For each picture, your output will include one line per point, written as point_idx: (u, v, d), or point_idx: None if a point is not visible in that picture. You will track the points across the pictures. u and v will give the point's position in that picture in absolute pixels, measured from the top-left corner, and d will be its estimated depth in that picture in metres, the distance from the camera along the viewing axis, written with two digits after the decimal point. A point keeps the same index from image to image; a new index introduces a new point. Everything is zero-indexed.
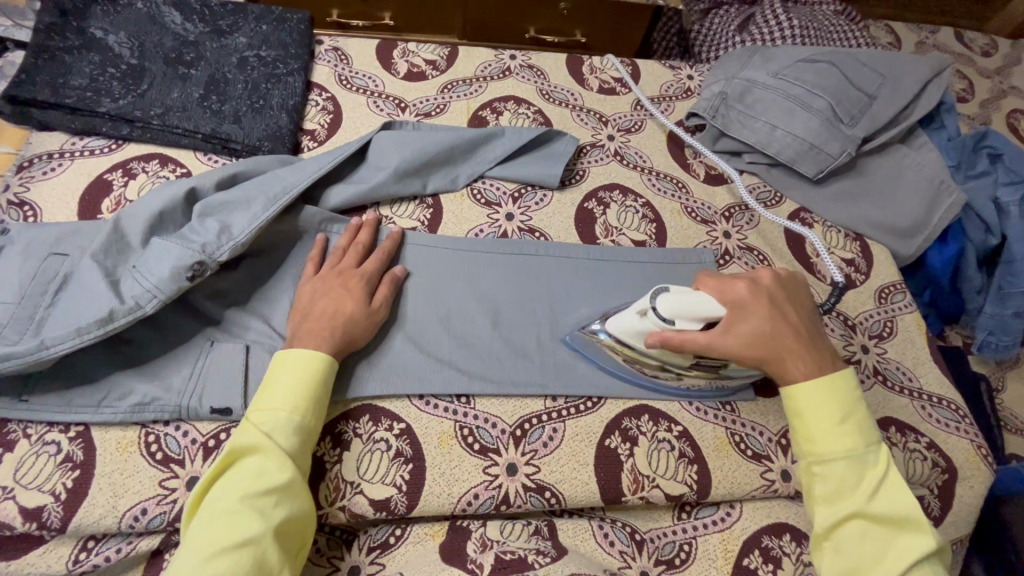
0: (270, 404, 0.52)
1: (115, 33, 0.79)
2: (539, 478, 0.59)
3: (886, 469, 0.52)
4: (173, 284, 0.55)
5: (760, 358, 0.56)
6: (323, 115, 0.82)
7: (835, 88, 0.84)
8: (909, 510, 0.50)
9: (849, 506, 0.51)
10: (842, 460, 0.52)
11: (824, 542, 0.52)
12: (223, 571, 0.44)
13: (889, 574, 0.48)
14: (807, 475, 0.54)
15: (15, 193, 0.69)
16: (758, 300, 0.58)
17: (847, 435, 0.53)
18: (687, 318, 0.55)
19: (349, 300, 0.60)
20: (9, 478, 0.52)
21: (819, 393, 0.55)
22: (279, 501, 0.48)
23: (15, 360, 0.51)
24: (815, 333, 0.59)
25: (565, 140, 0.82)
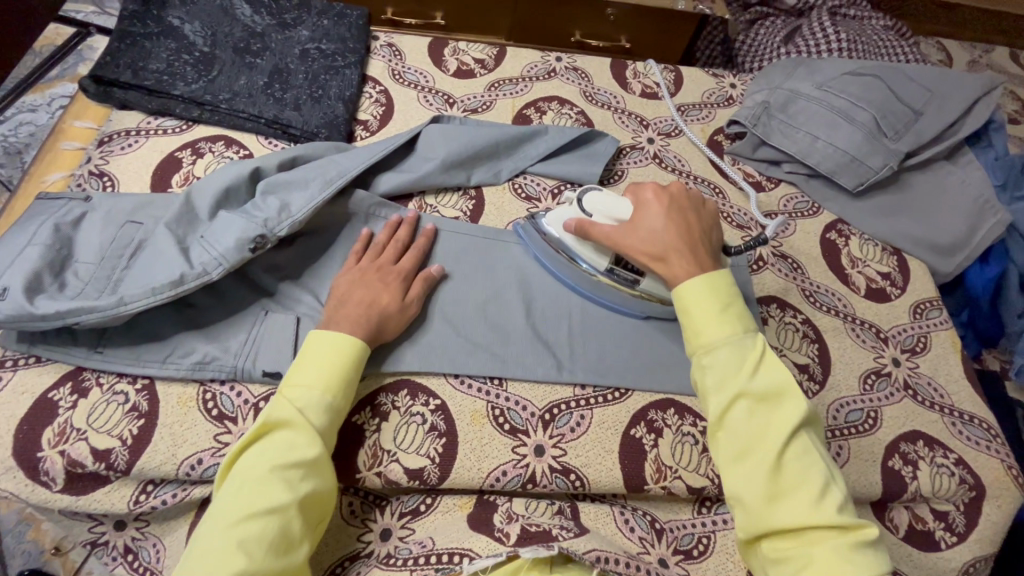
0: (302, 382, 0.55)
1: (190, 22, 0.85)
2: (565, 461, 0.61)
3: (764, 350, 0.53)
4: (238, 253, 0.60)
5: (650, 254, 0.60)
6: (376, 107, 0.86)
7: (880, 102, 0.84)
8: (786, 383, 0.51)
9: (732, 388, 0.51)
10: (724, 346, 0.53)
11: (718, 433, 0.52)
12: (248, 536, 0.46)
13: (774, 447, 0.49)
14: (697, 370, 0.54)
15: (96, 164, 0.75)
16: (660, 202, 0.63)
17: (727, 321, 0.54)
18: (603, 215, 0.65)
19: (385, 293, 0.63)
20: (83, 421, 0.57)
21: (701, 284, 0.56)
22: (306, 475, 0.51)
23: (96, 314, 0.55)
24: (711, 245, 0.61)
25: (606, 141, 0.84)
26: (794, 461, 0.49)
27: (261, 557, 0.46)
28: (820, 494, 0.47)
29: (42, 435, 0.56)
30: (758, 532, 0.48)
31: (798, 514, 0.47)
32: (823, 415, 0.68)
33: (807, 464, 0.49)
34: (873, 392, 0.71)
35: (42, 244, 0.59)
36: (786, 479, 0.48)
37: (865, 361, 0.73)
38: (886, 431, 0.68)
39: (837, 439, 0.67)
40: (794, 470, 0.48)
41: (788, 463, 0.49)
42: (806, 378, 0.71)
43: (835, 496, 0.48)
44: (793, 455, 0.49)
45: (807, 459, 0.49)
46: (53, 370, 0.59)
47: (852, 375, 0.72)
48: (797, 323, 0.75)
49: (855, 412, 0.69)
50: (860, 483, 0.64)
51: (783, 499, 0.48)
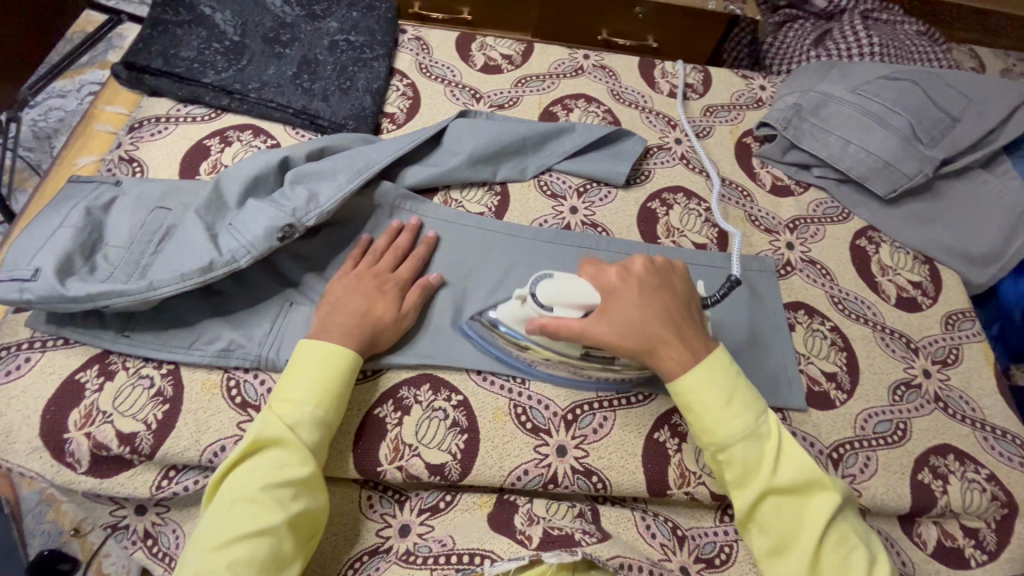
0: (292, 398, 0.54)
1: (221, 11, 0.85)
2: (587, 462, 0.61)
3: (778, 435, 0.54)
4: (266, 242, 0.59)
5: (634, 347, 0.55)
6: (403, 100, 0.86)
7: (915, 107, 0.83)
8: (808, 469, 0.53)
9: (757, 486, 0.52)
10: (740, 441, 0.53)
11: (750, 526, 0.54)
12: (239, 557, 0.46)
13: (810, 540, 0.50)
14: (716, 464, 0.55)
15: (126, 150, 0.75)
16: (628, 283, 0.58)
17: (738, 414, 0.54)
18: (565, 306, 0.56)
19: (380, 302, 0.62)
20: (109, 404, 0.57)
21: (702, 377, 0.55)
22: (297, 493, 0.51)
23: (126, 297, 0.56)
24: (694, 322, 0.58)
25: (633, 140, 0.83)
26: (831, 550, 0.51)
27: None
28: None
29: (68, 417, 0.56)
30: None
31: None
32: (850, 425, 0.67)
33: (848, 549, 0.51)
34: (903, 404, 0.69)
35: (74, 227, 0.59)
36: (828, 572, 0.50)
37: (895, 372, 0.72)
38: (916, 444, 0.67)
39: (865, 450, 0.65)
40: (835, 558, 0.50)
41: (826, 553, 0.50)
42: (833, 387, 0.69)
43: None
44: (830, 544, 0.51)
45: (844, 546, 0.51)
46: (80, 353, 0.59)
47: (882, 386, 0.70)
48: (825, 330, 0.73)
49: (883, 423, 0.68)
50: (888, 496, 0.63)
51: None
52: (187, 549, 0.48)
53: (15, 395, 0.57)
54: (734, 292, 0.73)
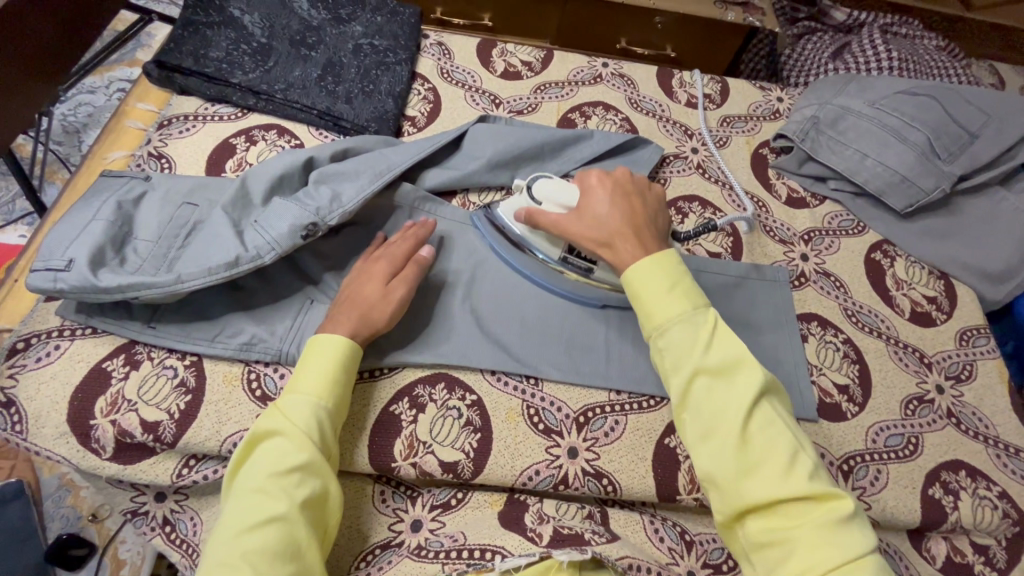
0: (290, 391, 0.55)
1: (250, 13, 0.87)
2: (598, 465, 0.61)
3: (716, 325, 0.52)
4: (290, 240, 0.61)
5: (596, 237, 0.59)
6: (424, 104, 0.87)
7: (934, 122, 0.83)
8: (740, 353, 0.50)
9: (688, 363, 0.49)
10: (676, 323, 0.51)
11: (683, 413, 0.50)
12: (253, 546, 0.45)
13: (736, 420, 0.47)
14: (656, 354, 0.53)
15: (155, 146, 0.77)
16: (605, 187, 0.62)
17: (676, 300, 0.52)
18: (551, 203, 0.64)
19: (368, 284, 0.62)
20: (134, 393, 0.59)
21: (647, 266, 0.54)
22: (302, 479, 0.50)
23: (154, 290, 0.57)
24: (659, 230, 0.60)
25: (649, 149, 0.85)
26: (758, 431, 0.47)
27: (267, 565, 0.45)
28: (788, 463, 0.46)
29: (95, 404, 0.58)
30: (732, 509, 0.46)
31: (769, 487, 0.45)
32: (861, 437, 0.67)
33: (774, 431, 0.47)
34: (916, 418, 0.69)
35: (105, 220, 0.61)
36: (754, 451, 0.47)
37: (907, 386, 0.72)
38: (927, 458, 0.67)
39: (876, 462, 0.66)
40: (760, 442, 0.47)
41: (752, 433, 0.47)
42: (845, 399, 0.69)
43: (804, 461, 0.46)
44: (757, 427, 0.47)
45: (772, 427, 0.47)
46: (107, 342, 0.61)
47: (894, 399, 0.70)
48: (838, 343, 0.73)
49: (895, 437, 0.68)
50: (898, 510, 0.63)
51: (752, 472, 0.46)
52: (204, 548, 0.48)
53: (44, 381, 0.58)
54: (746, 303, 0.73)
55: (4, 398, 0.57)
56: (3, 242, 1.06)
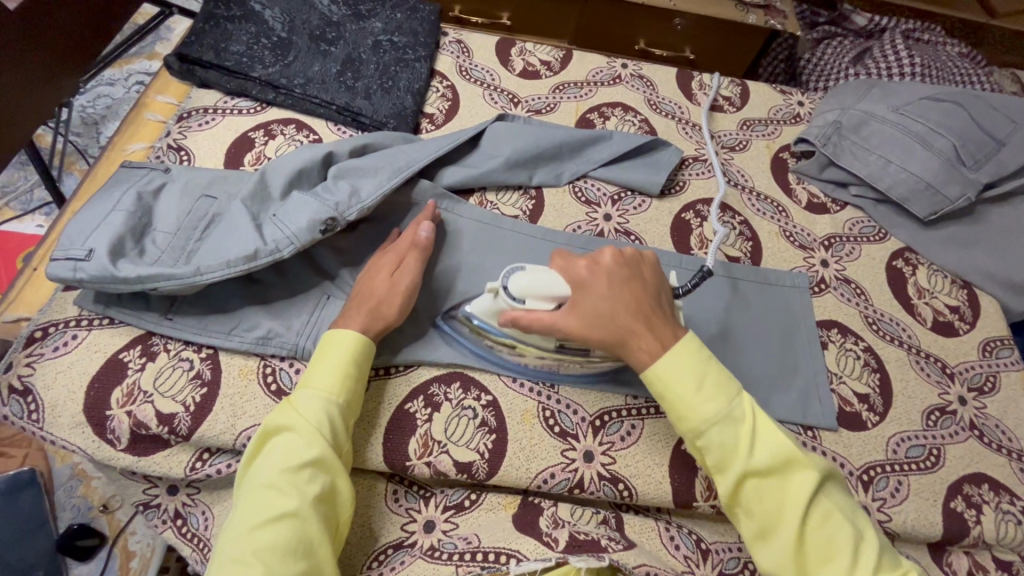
0: (301, 387, 0.54)
1: (270, 8, 0.87)
2: (614, 469, 0.61)
3: (755, 415, 0.52)
4: (309, 234, 0.61)
5: (605, 339, 0.54)
6: (442, 102, 0.87)
7: (960, 129, 0.82)
8: (787, 448, 0.51)
9: (736, 469, 0.50)
10: (716, 426, 0.51)
11: (736, 510, 0.52)
12: (266, 542, 0.45)
13: (793, 523, 0.48)
14: (696, 449, 0.53)
15: (174, 138, 0.77)
16: (598, 275, 0.56)
17: (713, 398, 0.52)
18: (537, 298, 0.55)
19: (377, 279, 0.61)
20: (150, 384, 0.59)
21: (672, 363, 0.53)
22: (313, 475, 0.49)
23: (173, 281, 0.57)
24: (666, 311, 0.56)
25: (669, 150, 0.83)
26: (816, 529, 0.49)
27: (278, 561, 0.45)
28: (851, 561, 0.47)
29: (111, 394, 0.58)
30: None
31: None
32: (882, 447, 0.66)
33: (832, 527, 0.49)
34: (937, 430, 0.68)
35: (125, 211, 0.61)
36: (814, 551, 0.48)
37: (930, 397, 0.70)
38: (949, 471, 0.65)
39: (896, 474, 0.64)
40: (818, 540, 0.48)
41: (810, 534, 0.49)
42: (866, 409, 0.68)
43: (866, 554, 0.48)
44: (816, 525, 0.49)
45: (829, 523, 0.49)
46: (124, 333, 0.61)
47: (915, 410, 0.69)
48: (858, 351, 0.72)
49: (916, 448, 0.66)
50: (919, 523, 0.62)
51: (815, 572, 0.48)
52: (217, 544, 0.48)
53: (61, 371, 0.58)
54: (764, 307, 0.72)
55: (21, 387, 0.57)
56: (20, 232, 1.06)
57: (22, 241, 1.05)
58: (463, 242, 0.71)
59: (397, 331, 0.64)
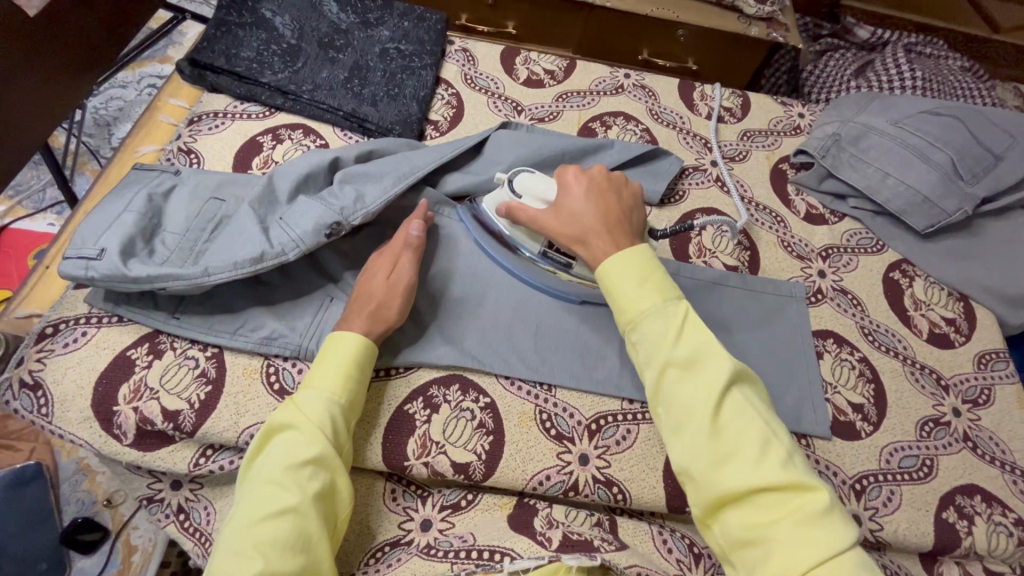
0: (305, 385, 0.55)
1: (281, 15, 0.89)
2: (609, 473, 0.61)
3: (686, 316, 0.52)
4: (315, 237, 0.62)
5: (571, 236, 0.59)
6: (447, 109, 0.89)
7: (958, 143, 0.82)
8: (710, 344, 0.50)
9: (658, 358, 0.50)
10: (646, 315, 0.52)
11: (658, 405, 0.51)
12: (266, 537, 0.46)
13: (707, 409, 0.47)
14: (632, 347, 0.53)
15: (185, 142, 0.79)
16: (581, 183, 0.62)
17: (646, 291, 0.53)
18: (532, 197, 0.64)
19: (377, 280, 0.63)
20: (156, 381, 0.60)
21: (617, 259, 0.55)
22: (314, 473, 0.50)
23: (181, 282, 0.59)
24: (633, 227, 0.60)
25: (669, 160, 0.85)
26: (729, 420, 0.47)
27: (278, 556, 0.45)
28: (760, 453, 0.45)
29: (118, 390, 0.59)
30: (708, 498, 0.46)
31: (744, 475, 0.45)
32: (875, 457, 0.66)
33: (745, 421, 0.47)
34: (931, 440, 0.69)
35: (136, 212, 0.62)
36: (726, 443, 0.47)
37: (924, 408, 0.71)
38: (941, 482, 0.66)
39: (889, 483, 0.65)
40: (731, 431, 0.47)
41: (722, 427, 0.47)
42: (860, 418, 0.69)
43: (778, 449, 0.46)
44: (728, 417, 0.47)
45: (743, 417, 0.47)
46: (133, 331, 0.62)
47: (909, 420, 0.70)
48: (853, 361, 0.73)
49: (910, 458, 0.67)
50: (910, 533, 0.62)
51: (726, 462, 0.46)
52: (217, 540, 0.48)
53: (71, 366, 0.60)
54: (760, 316, 0.73)
55: (31, 381, 0.59)
56: (32, 230, 1.08)
57: (33, 239, 1.08)
58: (464, 247, 0.73)
59: (398, 333, 0.65)
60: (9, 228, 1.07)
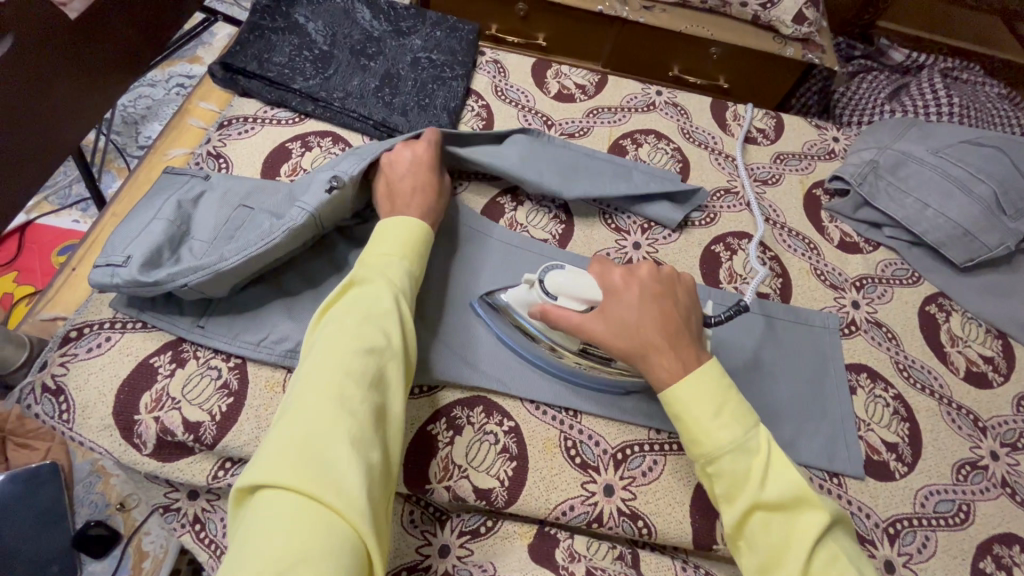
0: (382, 251, 0.57)
1: (314, 21, 0.89)
2: (634, 505, 0.60)
3: (771, 451, 0.50)
4: (317, 197, 0.61)
5: (626, 346, 0.55)
6: (477, 121, 0.88)
7: (1001, 176, 0.80)
8: (800, 486, 0.48)
9: (745, 499, 0.48)
10: (727, 453, 0.49)
11: (740, 541, 0.50)
12: (359, 369, 0.46)
13: (798, 559, 0.46)
14: (708, 477, 0.52)
15: (214, 146, 0.78)
16: (631, 285, 0.57)
17: (726, 425, 0.50)
18: (568, 297, 0.57)
19: (426, 175, 0.66)
20: (178, 391, 0.59)
21: (688, 390, 0.52)
22: (397, 326, 0.51)
23: (198, 274, 0.57)
24: (693, 330, 0.56)
25: (700, 190, 0.82)
26: (822, 571, 0.45)
27: (368, 389, 0.45)
28: None
29: (140, 399, 0.58)
30: None
31: None
32: (909, 500, 0.64)
33: (840, 572, 0.45)
34: (968, 485, 0.66)
35: (166, 219, 0.61)
36: None
37: (960, 450, 0.69)
38: (978, 530, 0.64)
39: (923, 528, 0.63)
40: None
41: None
42: (894, 458, 0.67)
43: None
44: (819, 564, 0.46)
45: (837, 567, 0.45)
46: (156, 338, 0.61)
47: (946, 463, 0.67)
48: (887, 398, 0.71)
49: (946, 503, 0.65)
50: None
51: None
52: (295, 375, 0.47)
53: (93, 372, 0.59)
54: (791, 347, 0.71)
55: (54, 385, 0.58)
56: (56, 226, 1.09)
57: (57, 234, 1.08)
58: (486, 264, 0.72)
59: (420, 350, 0.63)
60: (33, 224, 1.08)
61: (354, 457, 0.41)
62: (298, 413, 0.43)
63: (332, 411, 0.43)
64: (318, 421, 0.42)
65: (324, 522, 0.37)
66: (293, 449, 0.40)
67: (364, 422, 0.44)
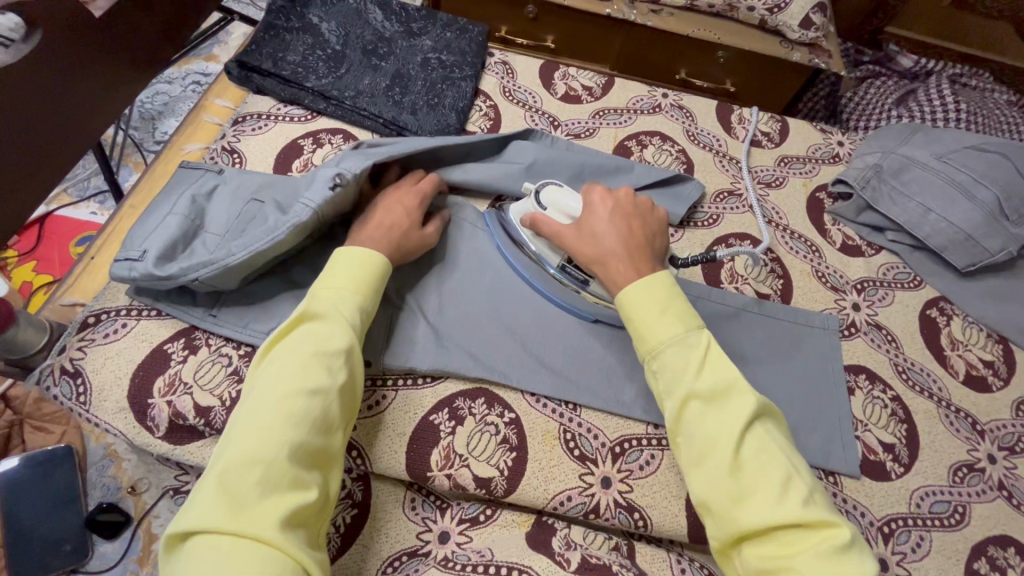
0: (334, 284, 0.56)
1: (328, 21, 0.91)
2: (631, 498, 0.61)
3: (710, 348, 0.52)
4: (321, 195, 0.62)
5: (588, 255, 0.60)
6: (484, 120, 0.89)
7: (1005, 182, 0.80)
8: (733, 377, 0.50)
9: (682, 390, 0.50)
10: (669, 347, 0.52)
11: (678, 437, 0.51)
12: (298, 411, 0.47)
13: (728, 445, 0.47)
14: (653, 376, 0.54)
15: (229, 141, 0.80)
16: (607, 205, 0.63)
17: (671, 322, 0.53)
18: (556, 211, 0.65)
19: (405, 217, 0.66)
20: (190, 377, 0.61)
21: (640, 289, 0.55)
22: (343, 363, 0.52)
23: (212, 270, 0.59)
24: (654, 251, 0.61)
25: (691, 185, 0.84)
26: (751, 455, 0.47)
27: (305, 432, 0.47)
28: (781, 489, 0.45)
29: (154, 383, 0.61)
30: (729, 534, 0.46)
31: (764, 511, 0.45)
32: (905, 500, 0.65)
33: (768, 457, 0.47)
34: (964, 487, 0.67)
35: (180, 214, 0.63)
36: (746, 477, 0.46)
37: (957, 452, 0.69)
38: (973, 531, 0.64)
39: (918, 528, 0.63)
40: (753, 465, 0.47)
41: (745, 462, 0.47)
42: (890, 458, 0.67)
43: (799, 488, 0.46)
44: (749, 448, 0.47)
45: (765, 453, 0.47)
46: (170, 325, 0.64)
47: (942, 465, 0.68)
48: (885, 399, 0.71)
49: (941, 504, 0.65)
50: None
51: (747, 498, 0.46)
52: (238, 410, 0.48)
53: (110, 357, 0.61)
54: (790, 347, 0.72)
55: (72, 368, 0.61)
56: (74, 217, 1.12)
57: (76, 225, 1.11)
58: (485, 264, 0.72)
59: (425, 343, 0.65)
60: (53, 215, 1.11)
61: (284, 503, 0.43)
62: (235, 451, 0.44)
63: (266, 454, 0.44)
64: (250, 466, 0.43)
65: (256, 560, 0.39)
66: (226, 492, 0.42)
67: (300, 463, 0.46)
